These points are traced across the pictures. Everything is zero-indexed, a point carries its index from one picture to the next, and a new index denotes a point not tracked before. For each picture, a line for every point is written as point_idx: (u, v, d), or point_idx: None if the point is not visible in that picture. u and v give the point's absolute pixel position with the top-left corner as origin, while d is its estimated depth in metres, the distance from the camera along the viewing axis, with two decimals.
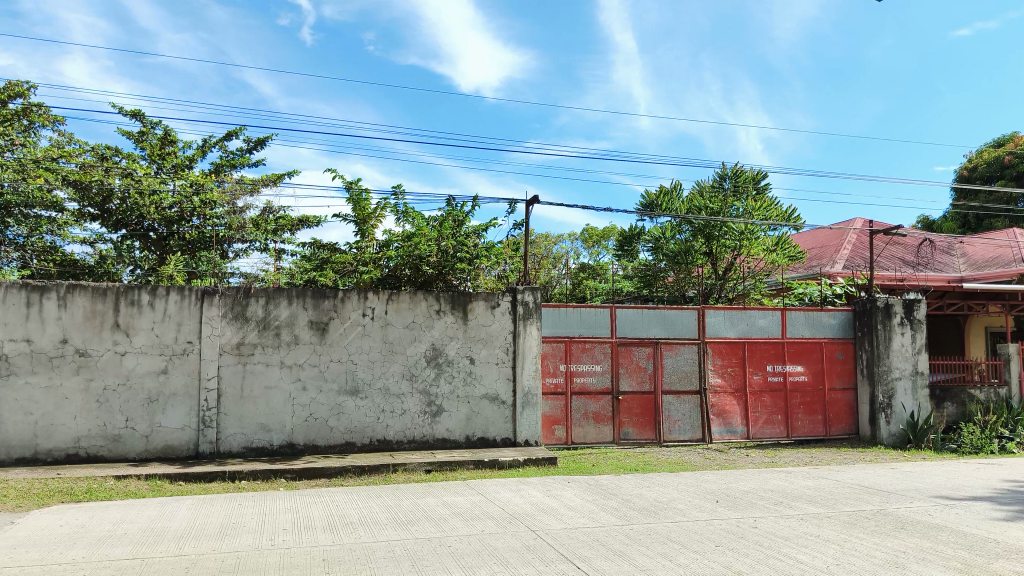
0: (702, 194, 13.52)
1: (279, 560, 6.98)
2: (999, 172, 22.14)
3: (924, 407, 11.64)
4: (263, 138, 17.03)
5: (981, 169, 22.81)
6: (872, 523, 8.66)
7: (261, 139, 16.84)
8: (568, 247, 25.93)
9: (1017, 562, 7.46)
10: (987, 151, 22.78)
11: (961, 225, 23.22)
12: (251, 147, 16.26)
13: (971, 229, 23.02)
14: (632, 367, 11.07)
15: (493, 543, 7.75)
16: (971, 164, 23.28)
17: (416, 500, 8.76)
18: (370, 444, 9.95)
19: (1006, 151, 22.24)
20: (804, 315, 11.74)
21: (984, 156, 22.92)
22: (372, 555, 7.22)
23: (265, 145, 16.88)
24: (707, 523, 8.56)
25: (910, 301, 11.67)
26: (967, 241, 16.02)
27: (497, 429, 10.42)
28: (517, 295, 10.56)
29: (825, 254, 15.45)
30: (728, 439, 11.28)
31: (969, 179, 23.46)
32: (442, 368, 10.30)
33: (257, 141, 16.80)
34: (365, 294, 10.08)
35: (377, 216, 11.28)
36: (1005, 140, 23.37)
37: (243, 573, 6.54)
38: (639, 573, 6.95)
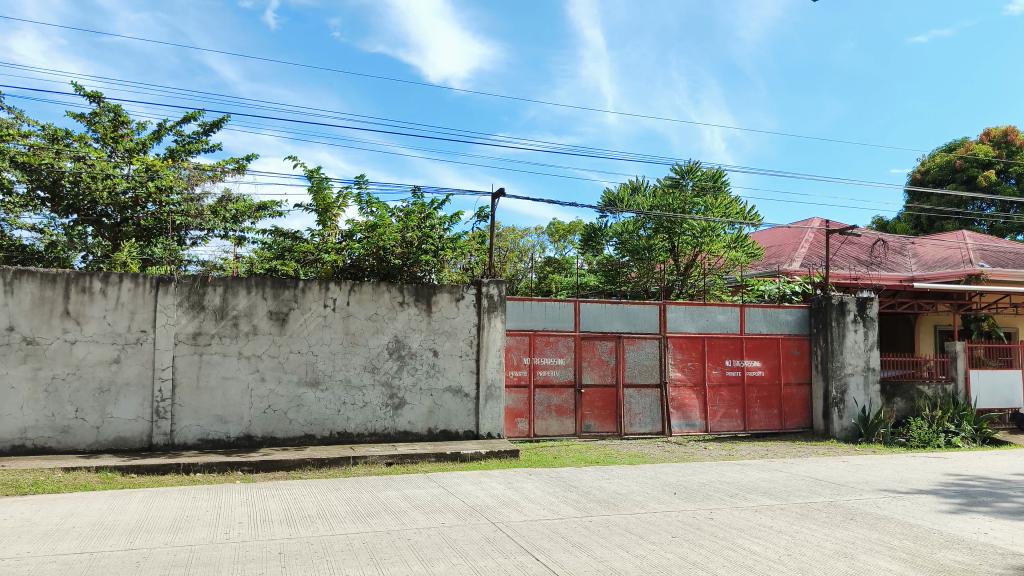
0: (663, 191, 13.64)
1: (234, 554, 6.86)
2: (950, 176, 22.92)
3: (875, 401, 11.96)
4: (219, 120, 16.68)
5: (933, 173, 23.44)
6: (823, 515, 8.90)
7: (217, 121, 16.53)
8: (534, 241, 25.98)
9: (958, 551, 7.76)
10: (939, 155, 23.40)
11: (913, 227, 23.87)
12: (207, 130, 15.94)
13: (922, 231, 23.65)
14: (595, 361, 11.16)
15: (453, 535, 7.75)
16: (924, 168, 23.86)
17: (376, 493, 8.70)
18: (330, 436, 9.85)
19: (958, 155, 22.86)
20: (762, 311, 11.97)
21: (936, 159, 23.63)
22: (330, 548, 7.16)
23: (221, 127, 16.50)
24: (664, 514, 8.70)
25: (863, 300, 12.00)
26: (919, 242, 16.54)
27: (459, 422, 10.41)
28: (482, 288, 10.58)
29: (784, 252, 15.76)
30: (687, 432, 11.46)
31: (922, 182, 24.18)
32: (405, 360, 10.23)
33: (212, 123, 16.41)
34: (327, 284, 9.94)
35: (340, 205, 11.13)
36: (957, 144, 23.98)
37: (197, 567, 6.42)
38: (599, 564, 7.03)
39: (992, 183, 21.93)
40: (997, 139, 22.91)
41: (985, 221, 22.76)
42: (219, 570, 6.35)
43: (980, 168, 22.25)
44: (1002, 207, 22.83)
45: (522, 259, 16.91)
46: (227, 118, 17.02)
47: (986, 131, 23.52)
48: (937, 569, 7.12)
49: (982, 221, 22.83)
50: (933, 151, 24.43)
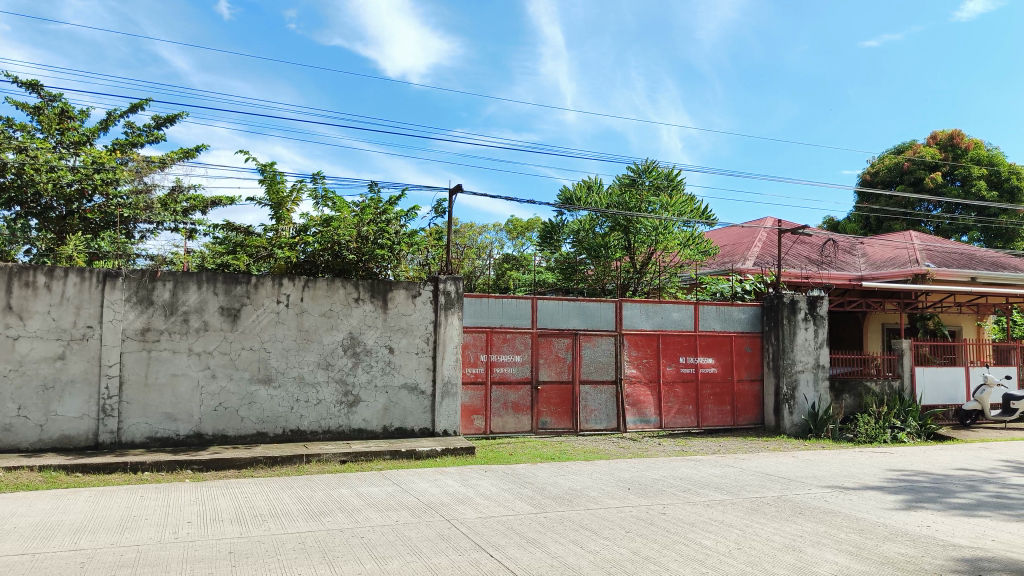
0: (619, 189, 13.73)
1: (183, 553, 6.74)
2: (899, 178, 23.56)
3: (825, 398, 12.21)
4: (173, 115, 16.38)
5: (882, 174, 24.14)
6: (773, 509, 9.06)
7: (171, 116, 16.20)
8: (493, 238, 26.03)
9: (902, 544, 7.96)
10: (888, 157, 24.08)
11: (862, 228, 24.42)
12: (159, 124, 15.62)
13: (872, 231, 24.17)
14: (552, 358, 11.20)
15: (407, 532, 7.71)
16: (873, 169, 24.56)
17: (330, 491, 8.62)
18: (283, 434, 9.72)
19: (906, 157, 23.57)
20: (715, 309, 12.13)
21: (885, 161, 24.26)
22: (281, 547, 7.06)
23: (175, 123, 16.22)
24: (618, 510, 8.77)
25: (814, 297, 12.22)
26: (868, 242, 16.99)
27: (415, 419, 10.36)
28: (439, 285, 10.53)
29: (737, 251, 15.96)
30: (641, 428, 11.58)
31: (871, 183, 24.80)
32: (360, 357, 10.14)
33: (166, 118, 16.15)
34: (280, 280, 9.81)
35: (294, 199, 10.99)
36: (905, 146, 24.75)
37: (143, 567, 6.29)
38: (552, 559, 7.06)
39: (938, 185, 22.50)
40: (942, 141, 23.48)
41: (931, 221, 23.39)
42: (166, 571, 6.23)
43: (926, 171, 22.87)
44: (947, 208, 23.50)
45: (480, 255, 16.87)
46: (182, 112, 16.80)
47: (933, 134, 24.11)
48: (881, 561, 7.29)
49: (929, 222, 23.53)
50: (882, 153, 24.94)
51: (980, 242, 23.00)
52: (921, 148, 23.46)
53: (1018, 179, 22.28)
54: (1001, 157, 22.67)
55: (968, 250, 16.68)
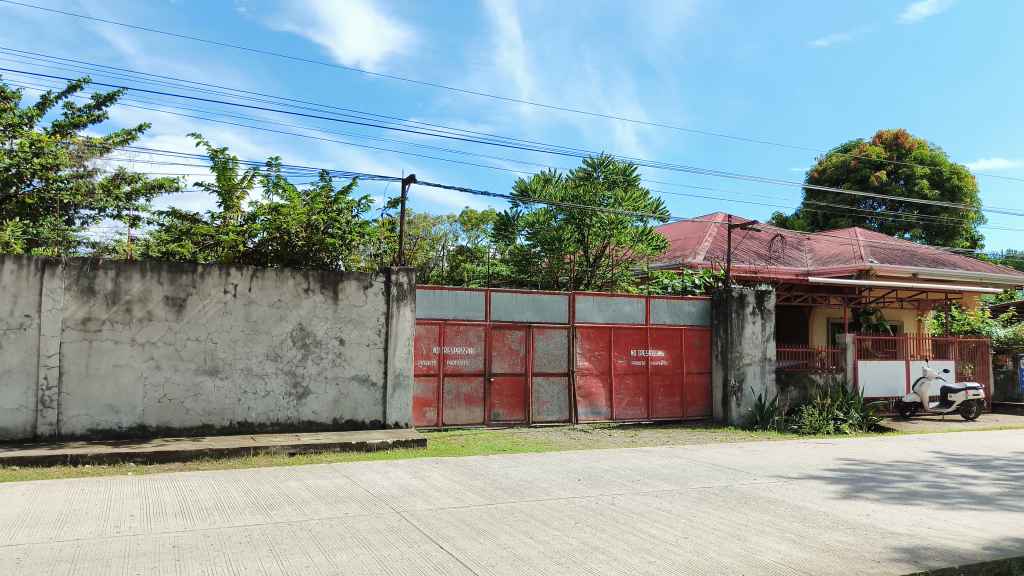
0: (574, 182, 13.81)
1: (125, 547, 6.59)
2: (845, 176, 24.20)
3: (771, 390, 12.47)
4: (112, 94, 15.95)
5: (829, 172, 24.79)
6: (719, 499, 9.24)
7: (110, 95, 15.78)
8: (447, 230, 25.97)
9: (843, 532, 8.19)
10: (835, 155, 24.72)
11: (811, 224, 25.00)
12: (98, 103, 15.17)
13: (819, 228, 24.78)
14: (505, 350, 11.22)
15: (356, 525, 7.66)
16: (821, 167, 25.17)
17: (278, 484, 8.51)
18: (230, 426, 9.57)
19: (852, 155, 24.20)
20: (666, 303, 12.28)
21: (832, 159, 24.90)
22: (227, 540, 6.96)
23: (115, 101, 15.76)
24: (568, 500, 8.84)
25: (762, 292, 12.46)
26: (814, 238, 17.58)
27: (366, 411, 10.29)
28: (391, 276, 10.45)
29: (688, 246, 16.22)
30: (593, 419, 11.70)
31: (819, 181, 25.43)
32: (310, 349, 10.02)
33: (105, 96, 15.72)
34: (227, 269, 9.64)
35: (245, 186, 10.83)
36: (852, 145, 25.40)
37: (83, 562, 6.14)
38: (502, 550, 7.08)
39: (882, 184, 23.27)
40: (888, 141, 24.08)
41: (875, 220, 24.08)
42: (107, 565, 6.09)
43: (872, 169, 23.54)
44: (891, 206, 24.08)
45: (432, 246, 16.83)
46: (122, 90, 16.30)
47: (878, 133, 24.70)
48: (822, 549, 7.48)
49: (873, 219, 24.16)
50: (831, 151, 25.56)
51: (921, 239, 23.81)
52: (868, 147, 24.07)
53: (958, 180, 23.00)
54: (943, 158, 23.33)
55: (910, 247, 17.24)
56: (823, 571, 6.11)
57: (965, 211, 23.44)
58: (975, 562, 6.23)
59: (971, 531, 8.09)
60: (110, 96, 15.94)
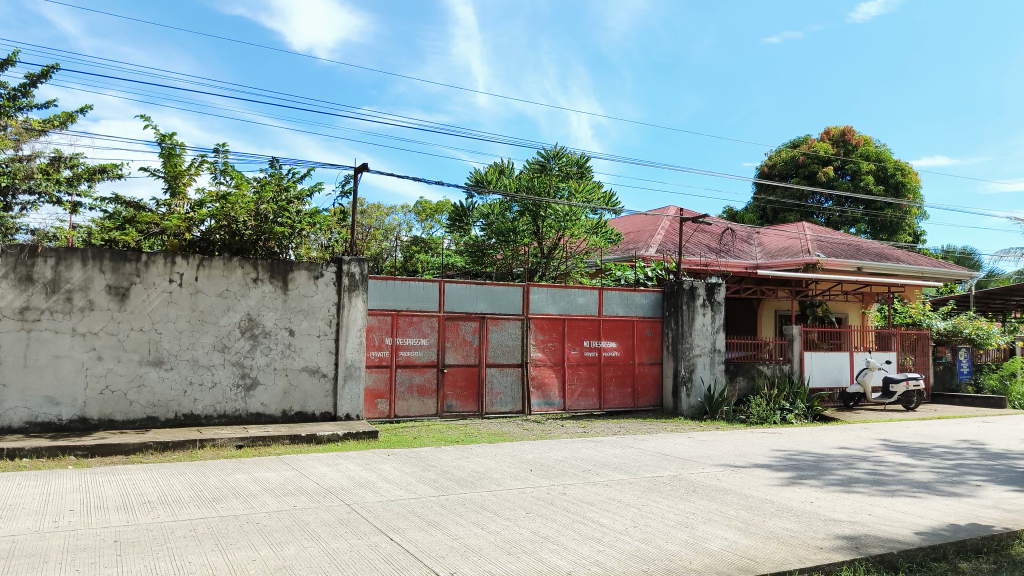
0: (529, 174, 13.82)
1: (63, 543, 6.41)
2: (794, 171, 24.77)
3: (720, 380, 12.70)
4: (46, 72, 15.44)
5: (779, 167, 25.31)
6: (668, 488, 9.38)
7: (45, 72, 15.29)
8: (401, 220, 25.83)
9: (787, 519, 8.39)
10: (785, 150, 25.21)
11: (760, 219, 25.67)
12: (32, 82, 14.68)
13: (767, 222, 25.62)
14: (458, 341, 11.21)
15: (304, 518, 7.57)
16: (770, 162, 25.68)
17: (225, 476, 8.37)
18: (175, 418, 9.37)
19: (801, 151, 24.73)
20: (619, 295, 12.40)
21: (781, 154, 25.39)
22: (171, 534, 6.81)
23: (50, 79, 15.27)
24: (520, 491, 8.88)
25: (712, 284, 12.66)
26: (764, 233, 17.91)
27: (316, 403, 10.17)
28: (342, 266, 10.34)
29: (641, 238, 16.39)
30: (545, 410, 11.78)
31: (769, 176, 25.92)
32: (258, 339, 9.86)
33: (39, 73, 15.22)
34: (173, 258, 9.42)
35: (191, 173, 10.61)
36: (800, 140, 25.92)
37: (18, 559, 5.94)
38: (453, 541, 7.08)
39: (830, 180, 23.79)
40: (835, 138, 24.67)
41: (823, 215, 24.20)
42: (44, 561, 5.91)
43: (819, 165, 24.10)
44: (839, 201, 24.11)
45: (385, 235, 16.75)
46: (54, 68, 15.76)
47: (826, 129, 25.25)
48: (766, 536, 7.65)
49: (821, 214, 24.19)
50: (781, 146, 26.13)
51: (866, 233, 24.75)
52: (816, 143, 24.61)
53: (902, 176, 23.55)
54: (888, 154, 23.97)
55: (855, 241, 17.72)
56: (767, 557, 6.24)
57: (909, 207, 24.09)
58: (912, 547, 6.43)
59: (909, 518, 8.36)
60: (44, 74, 15.41)
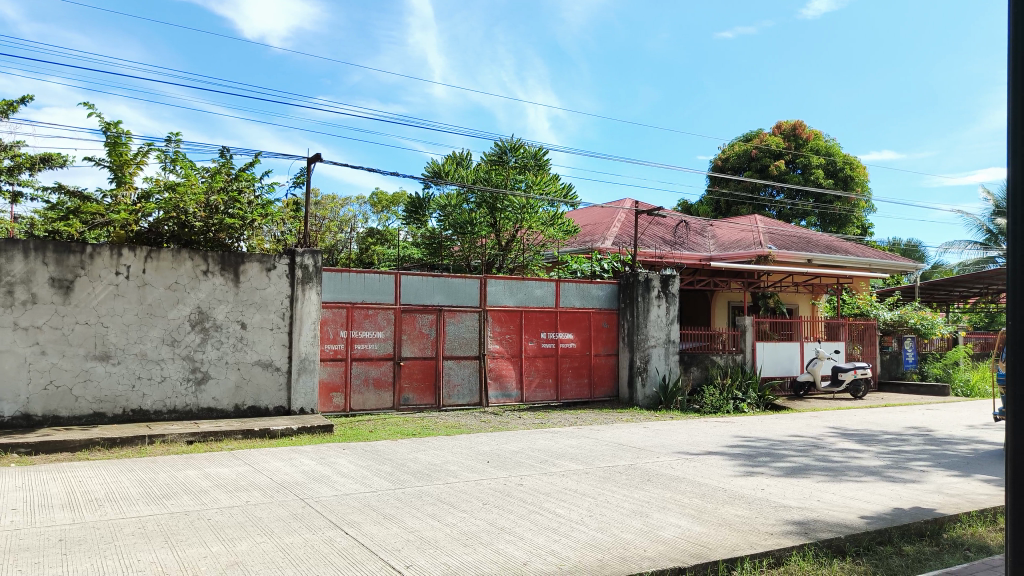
0: (485, 166, 13.83)
1: (5, 544, 6.21)
2: (747, 165, 25.17)
3: (674, 371, 12.89)
4: None
5: (732, 160, 25.73)
6: (623, 477, 9.49)
7: None
8: (357, 211, 25.56)
9: (739, 506, 8.56)
10: (738, 144, 25.62)
11: (714, 212, 26.10)
12: None
13: (721, 215, 25.86)
14: (415, 334, 11.17)
15: (257, 513, 7.47)
16: (724, 155, 26.09)
17: (175, 473, 8.20)
18: (123, 414, 9.15)
19: (753, 145, 25.15)
20: (576, 287, 12.49)
21: (735, 148, 25.79)
22: (119, 532, 6.66)
23: None
24: (476, 482, 8.90)
25: (667, 276, 12.83)
26: (716, 225, 18.25)
27: (269, 397, 10.03)
28: (296, 258, 10.20)
29: (598, 230, 16.55)
30: (503, 402, 11.82)
31: (722, 169, 26.32)
32: (209, 333, 9.68)
33: None
34: (119, 249, 9.18)
35: (138, 162, 10.35)
36: (752, 134, 26.31)
37: None
38: (409, 534, 7.06)
39: (781, 173, 24.35)
40: (787, 132, 25.14)
41: (773, 207, 25.23)
42: None
43: (771, 159, 24.57)
44: (789, 194, 25.13)
45: (338, 227, 16.57)
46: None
47: (778, 124, 25.72)
48: (718, 524, 7.80)
49: (772, 207, 25.29)
50: (733, 139, 26.51)
51: (816, 227, 25.08)
52: (768, 137, 25.00)
53: (850, 170, 24.26)
54: (837, 149, 24.55)
55: (806, 234, 18.12)
56: (719, 544, 6.36)
57: (857, 201, 24.74)
58: (859, 531, 6.62)
59: (856, 503, 8.60)
60: None
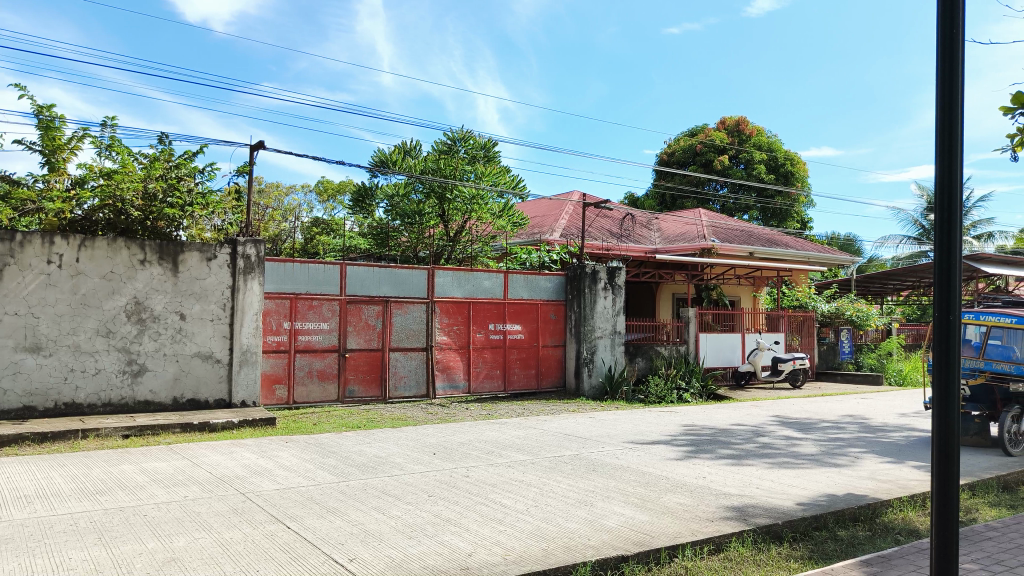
0: (434, 156, 13.77)
1: None
2: (692, 159, 25.59)
3: (620, 361, 13.07)
4: None
5: (678, 155, 26.16)
6: (569, 467, 9.59)
7: None
8: (302, 200, 25.05)
9: (681, 494, 8.74)
10: (683, 139, 26.07)
11: (659, 205, 26.55)
12: None
13: (666, 208, 26.26)
14: (361, 325, 11.07)
15: (196, 508, 7.31)
16: (669, 150, 26.49)
17: (109, 468, 7.96)
18: (55, 408, 8.81)
19: (698, 140, 25.57)
20: (524, 278, 12.55)
21: (681, 142, 26.24)
22: (49, 530, 6.43)
23: None
24: (422, 474, 8.88)
25: (614, 268, 13.00)
26: (662, 218, 18.57)
27: (209, 389, 9.81)
28: (237, 247, 9.99)
29: (546, 222, 16.65)
30: (450, 393, 11.82)
31: (668, 163, 26.77)
32: (146, 324, 9.40)
33: None
34: (51, 237, 8.84)
35: (73, 147, 9.98)
36: (698, 129, 26.73)
37: None
38: (352, 528, 7.01)
39: (725, 167, 24.85)
40: (731, 127, 25.59)
41: (717, 201, 25.19)
42: None
43: (715, 154, 24.97)
44: (732, 188, 25.09)
45: (281, 215, 16.28)
46: None
47: (722, 120, 26.24)
48: (661, 512, 7.95)
49: (716, 201, 25.25)
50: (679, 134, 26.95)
51: (757, 220, 25.98)
52: (712, 133, 25.36)
53: (791, 165, 24.88)
54: (779, 145, 25.19)
55: (748, 227, 18.62)
56: (661, 532, 6.48)
57: (796, 196, 25.43)
58: (796, 517, 6.82)
59: (793, 489, 8.86)
60: None
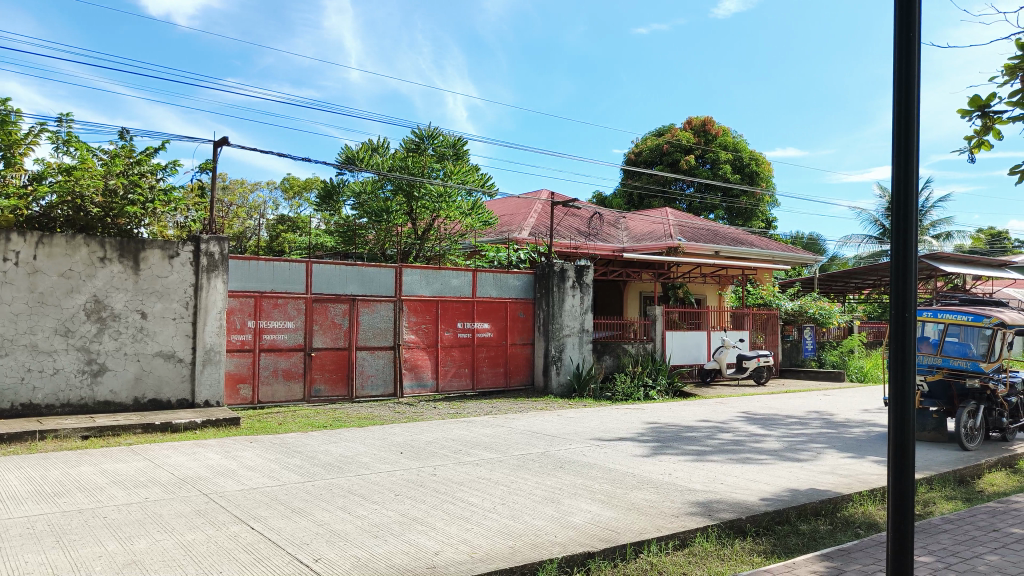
0: (403, 154, 13.72)
1: None
2: (659, 159, 25.81)
3: (588, 359, 13.16)
4: None
5: (645, 154, 26.39)
6: (536, 465, 9.63)
7: None
8: (267, 197, 24.68)
9: (647, 491, 8.83)
10: (650, 138, 26.29)
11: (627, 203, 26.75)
12: None
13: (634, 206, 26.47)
14: (327, 324, 11.00)
15: (158, 510, 7.21)
16: (636, 150, 26.71)
17: (68, 469, 7.80)
18: (11, 409, 8.61)
19: (665, 139, 25.81)
20: (492, 277, 12.57)
21: (648, 142, 26.47)
22: (4, 533, 6.29)
23: None
24: (389, 473, 8.85)
25: (582, 267, 13.09)
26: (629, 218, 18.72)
27: (172, 389, 9.66)
28: (200, 245, 9.85)
29: (516, 220, 16.67)
30: (418, 392, 11.80)
31: (636, 163, 26.96)
32: (106, 323, 9.22)
33: None
34: (7, 234, 8.62)
35: (30, 142, 9.73)
36: (665, 129, 26.97)
37: None
38: (318, 527, 6.97)
39: (691, 167, 25.09)
40: (697, 128, 25.83)
41: (683, 200, 25.46)
42: None
43: (682, 154, 25.23)
44: (698, 189, 25.51)
45: (245, 212, 16.05)
46: None
47: (689, 120, 26.50)
48: (627, 508, 8.03)
49: (683, 200, 25.52)
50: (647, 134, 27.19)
51: (723, 220, 26.34)
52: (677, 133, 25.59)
53: (757, 165, 25.22)
54: (745, 145, 25.51)
55: (714, 226, 18.84)
56: (626, 529, 6.55)
57: (761, 195, 25.79)
58: (759, 512, 6.94)
59: (756, 485, 9.01)
60: None
